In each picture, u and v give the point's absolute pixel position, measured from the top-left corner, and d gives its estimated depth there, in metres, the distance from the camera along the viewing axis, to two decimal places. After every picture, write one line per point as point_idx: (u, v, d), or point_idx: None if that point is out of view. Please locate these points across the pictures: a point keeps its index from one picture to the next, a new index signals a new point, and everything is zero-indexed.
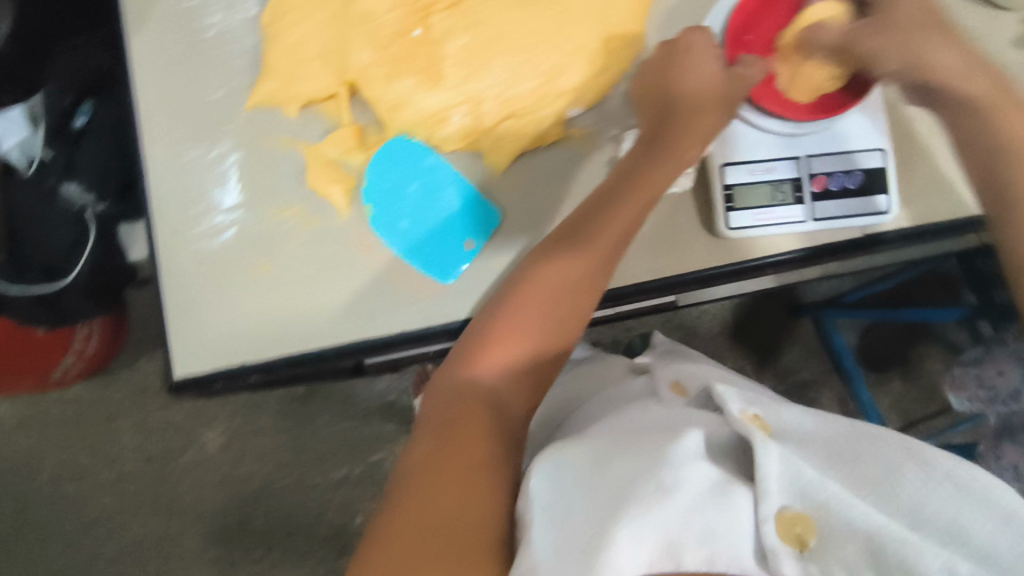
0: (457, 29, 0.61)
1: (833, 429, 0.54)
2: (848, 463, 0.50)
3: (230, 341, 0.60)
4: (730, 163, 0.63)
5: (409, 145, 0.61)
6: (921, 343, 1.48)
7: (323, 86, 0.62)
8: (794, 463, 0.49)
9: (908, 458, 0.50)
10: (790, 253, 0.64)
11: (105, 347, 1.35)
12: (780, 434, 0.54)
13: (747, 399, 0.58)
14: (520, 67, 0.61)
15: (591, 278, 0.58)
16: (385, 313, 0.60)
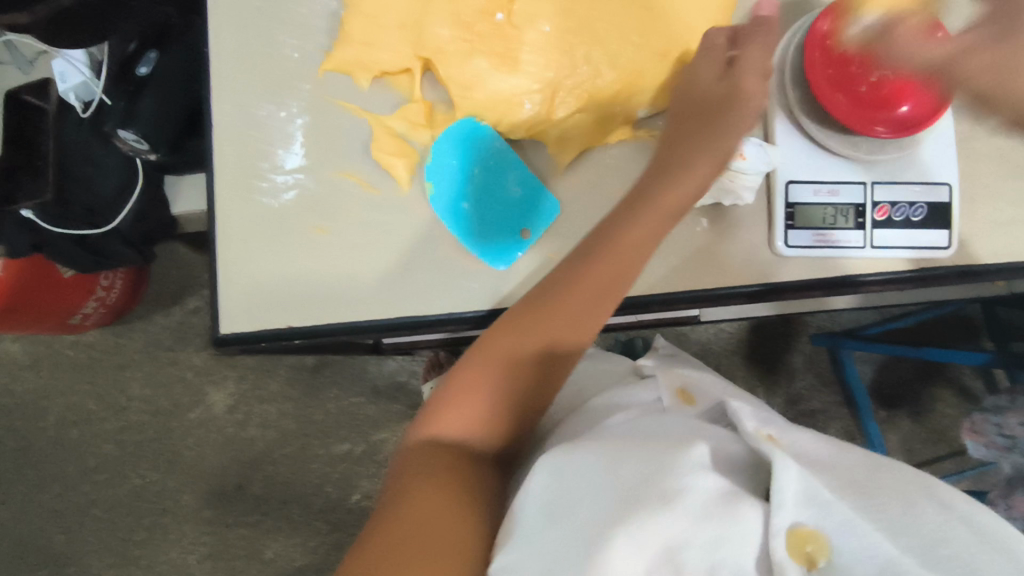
0: (540, 14, 0.61)
1: (851, 459, 0.54)
2: (862, 490, 0.50)
3: (280, 304, 0.61)
4: (796, 181, 0.64)
5: (477, 129, 0.62)
6: (936, 385, 1.47)
7: (399, 60, 0.63)
8: (811, 482, 0.48)
9: (927, 496, 0.50)
10: (821, 279, 0.63)
11: (124, 296, 1.39)
12: (791, 450, 0.55)
13: (756, 418, 0.58)
14: (603, 57, 0.61)
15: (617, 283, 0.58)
16: (437, 294, 0.60)
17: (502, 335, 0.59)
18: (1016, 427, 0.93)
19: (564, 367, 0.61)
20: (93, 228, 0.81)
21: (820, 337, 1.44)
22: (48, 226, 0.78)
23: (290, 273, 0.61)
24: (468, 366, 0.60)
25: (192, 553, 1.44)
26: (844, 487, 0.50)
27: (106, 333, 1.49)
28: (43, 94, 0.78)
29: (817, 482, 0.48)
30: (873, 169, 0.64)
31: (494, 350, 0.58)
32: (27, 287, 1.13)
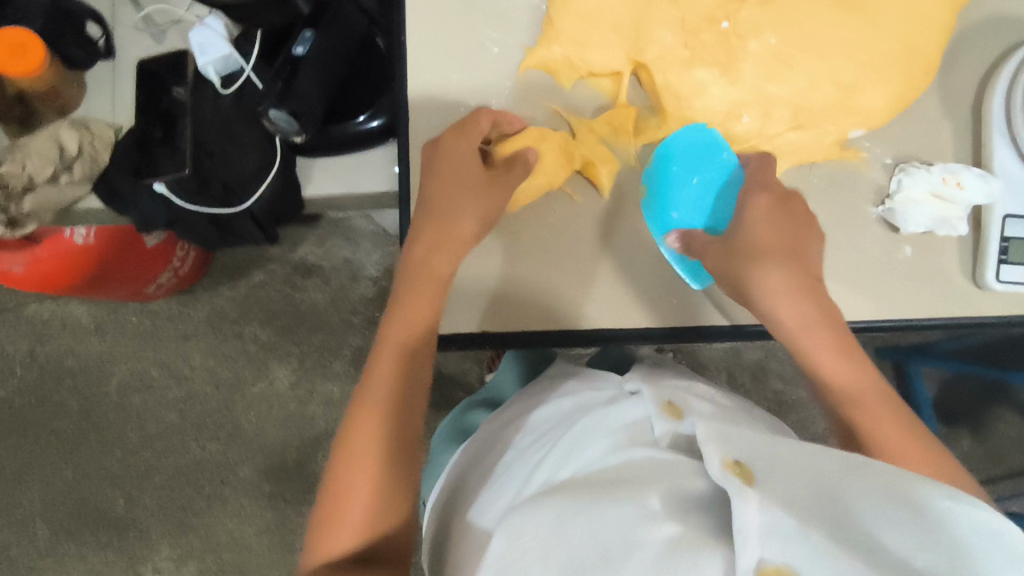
0: (764, 27, 0.67)
1: (826, 465, 0.49)
2: (825, 507, 0.46)
3: (478, 295, 0.68)
4: (1010, 215, 0.66)
5: (707, 135, 0.69)
6: (997, 405, 1.48)
7: (610, 63, 0.69)
8: (773, 511, 0.44)
9: (896, 504, 0.44)
10: (984, 317, 0.67)
11: (197, 266, 1.37)
12: (767, 477, 0.48)
13: (728, 440, 0.53)
14: (822, 72, 0.68)
15: (412, 306, 0.63)
16: (628, 305, 0.68)
17: (358, 417, 0.59)
18: None
19: (417, 415, 0.61)
20: (221, 207, 0.80)
21: (889, 350, 1.45)
22: (180, 203, 0.78)
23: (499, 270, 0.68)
24: (335, 458, 0.58)
25: (250, 526, 1.44)
26: (816, 508, 0.46)
27: (172, 302, 1.48)
28: (180, 77, 0.74)
29: (778, 509, 0.45)
30: None
31: (364, 428, 0.58)
32: (114, 252, 1.11)
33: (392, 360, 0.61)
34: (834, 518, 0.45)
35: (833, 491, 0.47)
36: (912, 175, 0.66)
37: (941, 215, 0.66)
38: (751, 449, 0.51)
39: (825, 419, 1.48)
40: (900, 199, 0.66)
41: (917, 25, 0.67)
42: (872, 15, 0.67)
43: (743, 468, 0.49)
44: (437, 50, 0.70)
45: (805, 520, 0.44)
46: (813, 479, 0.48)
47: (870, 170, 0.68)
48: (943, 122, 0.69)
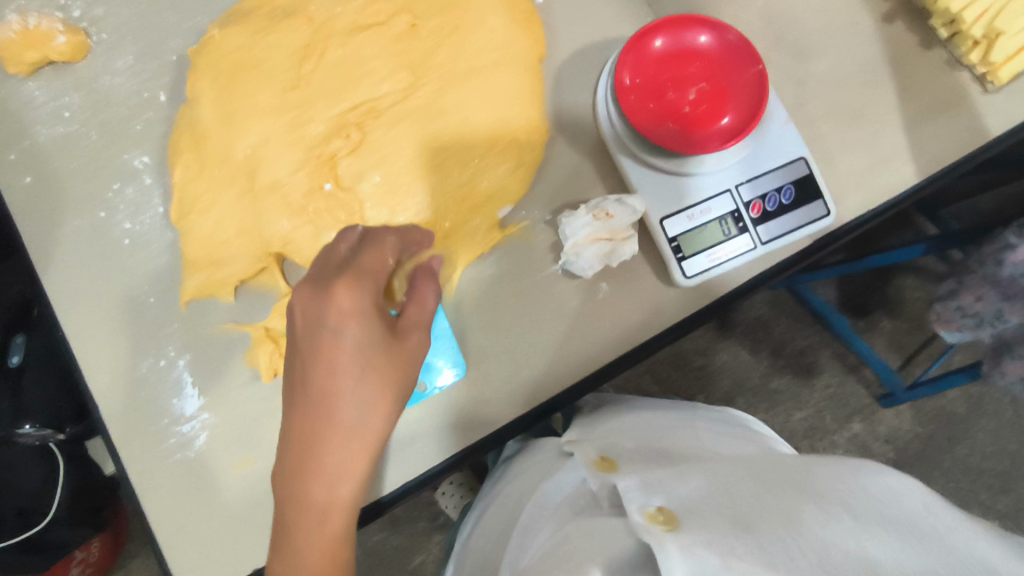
0: (367, 169, 0.54)
1: (736, 488, 0.50)
2: (762, 511, 0.45)
3: (220, 548, 0.51)
4: (668, 216, 0.53)
5: None
6: (898, 275, 1.38)
7: (251, 262, 0.54)
8: (697, 553, 0.40)
9: (809, 499, 0.45)
10: (735, 288, 0.55)
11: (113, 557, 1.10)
12: (687, 518, 0.46)
13: (648, 492, 0.51)
14: (443, 190, 0.55)
15: (323, 525, 0.44)
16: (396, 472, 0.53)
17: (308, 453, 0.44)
18: (974, 304, 0.89)
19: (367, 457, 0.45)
20: (26, 529, 0.72)
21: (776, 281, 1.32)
22: None
23: (200, 528, 0.51)
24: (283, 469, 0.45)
25: None
26: (739, 531, 0.43)
27: None
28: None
29: (702, 548, 0.40)
30: (729, 172, 0.54)
31: (309, 443, 0.44)
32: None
33: (330, 474, 0.44)
34: (760, 533, 0.42)
35: (763, 508, 0.45)
36: (570, 221, 0.53)
37: (609, 246, 0.53)
38: (670, 497, 0.49)
39: (759, 367, 1.35)
40: (566, 250, 0.53)
41: (506, 89, 0.55)
42: (470, 83, 0.55)
43: (665, 513, 0.47)
44: (71, 297, 0.55)
45: (724, 547, 0.40)
46: (751, 489, 0.49)
47: (614, 212, 0.53)
48: (575, 131, 0.57)
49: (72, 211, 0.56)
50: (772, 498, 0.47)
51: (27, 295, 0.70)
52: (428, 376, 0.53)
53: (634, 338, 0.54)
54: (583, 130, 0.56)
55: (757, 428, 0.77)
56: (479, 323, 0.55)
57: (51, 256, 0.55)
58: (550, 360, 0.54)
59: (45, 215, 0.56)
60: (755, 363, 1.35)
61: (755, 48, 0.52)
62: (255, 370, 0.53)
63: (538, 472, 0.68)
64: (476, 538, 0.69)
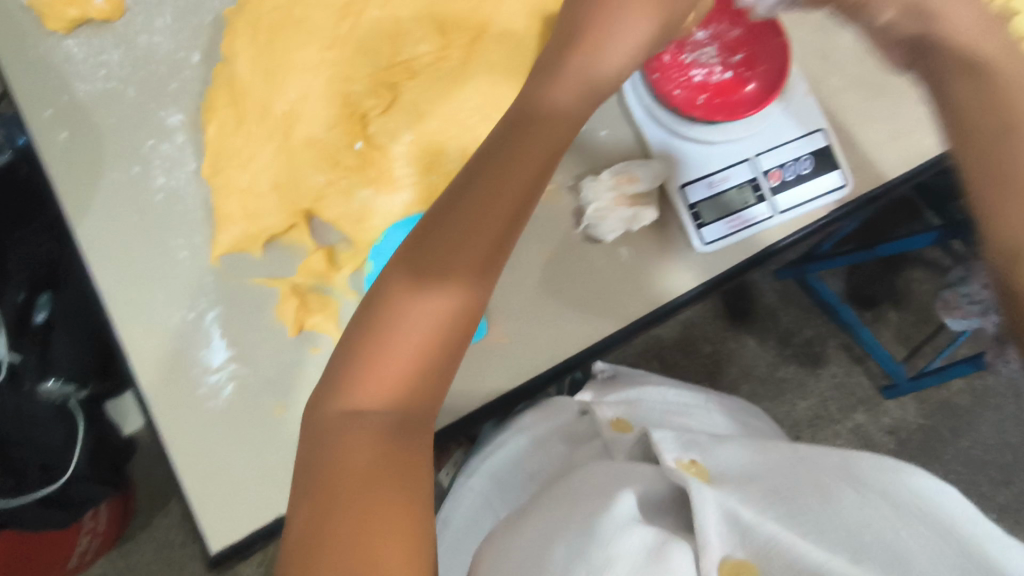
0: (399, 128, 0.55)
1: (769, 463, 0.52)
2: (791, 485, 0.48)
3: (246, 496, 0.53)
4: (688, 182, 0.55)
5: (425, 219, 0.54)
6: (906, 267, 1.39)
7: (283, 218, 0.55)
8: (732, 507, 0.44)
9: (845, 482, 0.48)
10: (754, 254, 0.56)
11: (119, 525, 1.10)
12: (718, 479, 0.50)
13: (687, 447, 0.53)
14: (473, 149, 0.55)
15: (484, 229, 0.42)
16: None
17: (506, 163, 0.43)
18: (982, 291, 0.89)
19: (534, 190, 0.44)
20: (48, 485, 0.73)
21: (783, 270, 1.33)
22: (7, 504, 0.70)
23: (227, 472, 0.53)
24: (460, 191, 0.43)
25: None
26: (772, 498, 0.46)
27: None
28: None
29: (739, 505, 0.44)
30: (749, 140, 0.55)
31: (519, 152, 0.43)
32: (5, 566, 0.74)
33: (515, 172, 0.42)
34: (795, 504, 0.46)
35: (793, 482, 0.48)
36: (591, 186, 0.55)
37: (631, 212, 0.54)
38: (704, 456, 0.52)
39: (765, 355, 1.36)
40: (588, 214, 0.54)
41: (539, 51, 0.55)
42: (503, 45, 0.55)
43: (698, 467, 0.50)
44: (105, 248, 0.56)
45: (760, 508, 0.44)
46: (784, 466, 0.51)
47: (635, 179, 0.54)
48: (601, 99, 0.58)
49: (107, 166, 0.57)
50: (805, 476, 0.49)
51: (54, 254, 0.72)
52: None
53: (654, 301, 0.55)
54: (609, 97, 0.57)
55: (757, 417, 0.77)
56: (502, 285, 0.56)
57: (84, 209, 0.56)
58: (571, 320, 0.55)
59: (80, 169, 0.57)
60: (762, 351, 1.36)
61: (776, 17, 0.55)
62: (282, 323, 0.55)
63: (558, 430, 0.69)
64: (479, 477, 0.68)
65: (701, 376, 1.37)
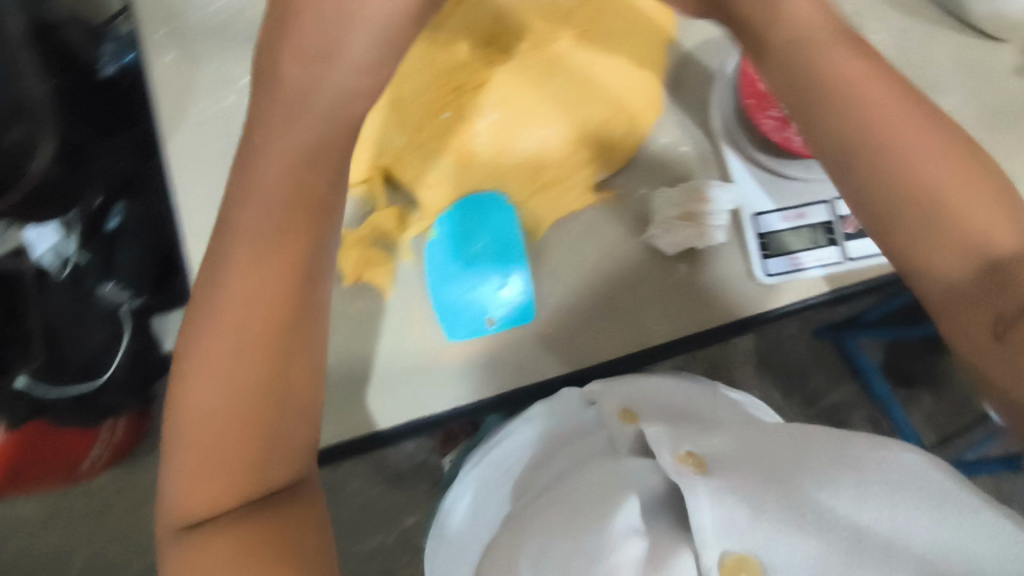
0: (486, 105, 0.56)
1: (775, 444, 0.44)
2: (785, 467, 0.40)
3: None
4: (761, 212, 0.55)
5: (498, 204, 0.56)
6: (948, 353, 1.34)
7: (356, 171, 0.56)
8: (725, 503, 0.37)
9: (841, 461, 0.38)
10: (814, 298, 0.54)
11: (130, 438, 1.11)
12: (717, 463, 0.42)
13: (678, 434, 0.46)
14: (554, 138, 0.57)
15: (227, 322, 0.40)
16: (445, 397, 0.54)
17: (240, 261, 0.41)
18: None
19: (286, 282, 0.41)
20: (84, 382, 0.77)
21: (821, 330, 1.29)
22: (48, 389, 0.76)
23: None
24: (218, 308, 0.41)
25: None
26: (765, 485, 0.38)
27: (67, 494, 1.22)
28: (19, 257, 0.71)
29: (728, 496, 0.38)
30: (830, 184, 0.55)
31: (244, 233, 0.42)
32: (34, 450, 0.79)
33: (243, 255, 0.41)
34: (789, 492, 0.38)
35: (793, 462, 0.40)
36: (663, 198, 0.55)
37: (696, 230, 0.54)
38: (700, 437, 0.45)
39: (788, 414, 1.32)
40: (654, 225, 0.54)
41: (630, 60, 0.57)
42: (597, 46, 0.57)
43: (696, 457, 0.42)
44: (186, 168, 0.58)
45: (753, 500, 0.37)
46: (794, 444, 0.43)
47: (706, 200, 0.54)
48: (686, 116, 0.58)
49: (205, 91, 0.60)
50: (801, 460, 0.40)
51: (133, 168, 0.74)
52: (494, 313, 0.54)
53: (703, 321, 0.55)
54: (695, 115, 0.58)
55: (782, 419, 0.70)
56: (556, 276, 0.56)
57: (176, 127, 0.59)
58: (615, 323, 0.55)
59: (179, 89, 0.59)
60: (784, 408, 1.33)
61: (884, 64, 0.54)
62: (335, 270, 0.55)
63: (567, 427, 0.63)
64: (483, 467, 0.65)
65: None
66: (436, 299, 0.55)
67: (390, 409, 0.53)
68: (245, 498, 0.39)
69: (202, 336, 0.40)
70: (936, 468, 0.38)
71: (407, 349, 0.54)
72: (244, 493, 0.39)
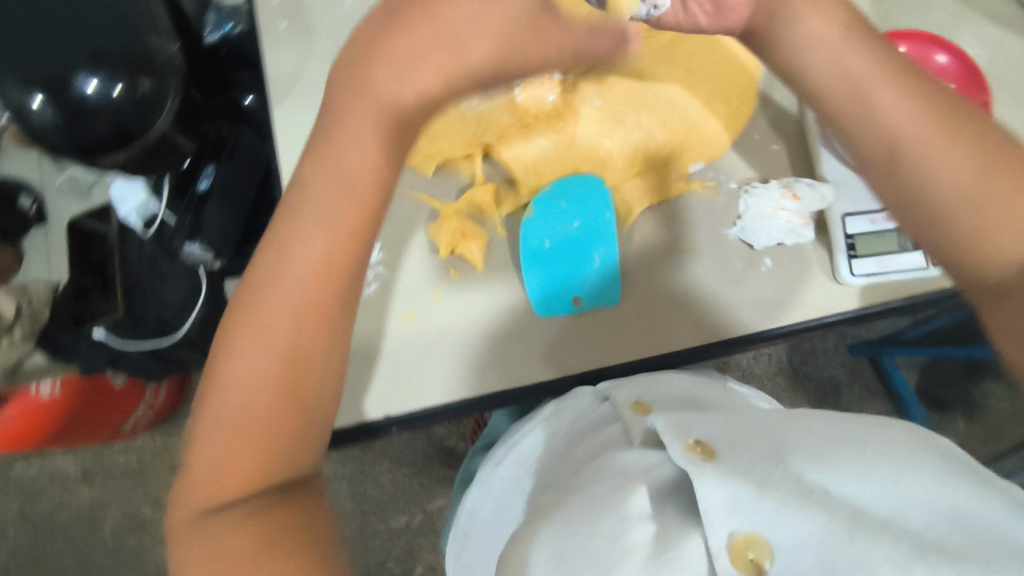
0: (590, 92, 0.59)
1: (772, 425, 0.42)
2: (789, 446, 0.39)
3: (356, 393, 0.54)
4: (852, 213, 0.56)
5: (592, 187, 0.57)
6: (983, 380, 1.34)
7: (460, 146, 0.59)
8: (734, 482, 0.36)
9: (845, 445, 0.37)
10: (893, 302, 0.56)
11: (172, 400, 1.12)
12: (729, 450, 0.40)
13: (688, 424, 0.43)
14: (654, 125, 0.58)
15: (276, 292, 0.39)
16: (530, 370, 0.56)
17: (298, 238, 0.39)
18: None
19: (331, 258, 0.39)
20: (157, 338, 0.81)
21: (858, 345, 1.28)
22: (123, 342, 0.79)
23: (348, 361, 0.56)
24: (257, 272, 0.39)
25: None
26: (768, 463, 0.37)
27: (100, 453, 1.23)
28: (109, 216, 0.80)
29: (739, 478, 0.36)
30: None
31: (298, 214, 0.39)
32: None
33: (297, 238, 0.39)
34: (793, 470, 0.36)
35: (794, 444, 0.39)
36: (753, 194, 0.57)
37: (789, 224, 0.56)
38: (709, 423, 0.43)
39: None
40: (742, 219, 0.57)
41: (727, 56, 0.59)
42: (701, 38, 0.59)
43: (705, 447, 0.40)
44: (291, 132, 0.61)
45: (760, 480, 0.36)
46: (793, 427, 0.41)
47: (801, 196, 0.56)
48: (778, 119, 0.60)
49: (315, 63, 0.62)
50: (800, 442, 0.39)
51: (223, 133, 0.76)
52: (583, 293, 0.56)
53: (783, 314, 0.56)
54: (788, 119, 0.60)
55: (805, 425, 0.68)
56: (643, 261, 0.58)
57: (284, 94, 0.61)
58: (695, 310, 0.56)
59: (291, 60, 0.62)
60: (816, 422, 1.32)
61: (981, 75, 0.56)
62: (434, 237, 0.58)
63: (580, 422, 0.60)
64: (508, 466, 0.61)
65: None
66: (529, 277, 0.56)
67: (476, 377, 0.55)
68: (262, 498, 0.37)
69: (242, 314, 0.39)
70: (927, 447, 0.37)
71: (495, 323, 0.56)
72: (260, 472, 0.38)
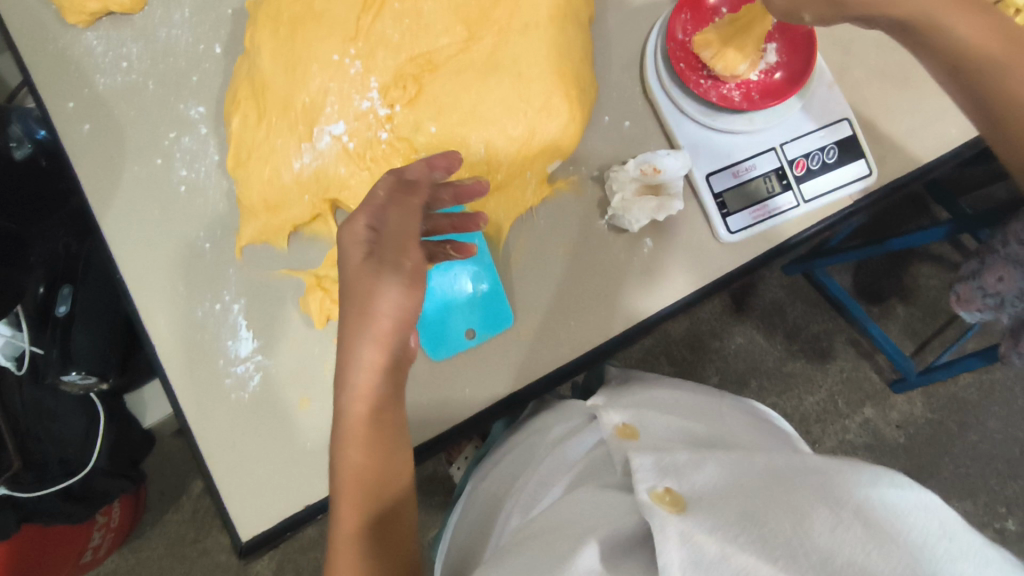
0: (424, 119, 0.56)
1: (749, 475, 0.41)
2: (762, 501, 0.37)
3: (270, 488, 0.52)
4: (713, 172, 0.56)
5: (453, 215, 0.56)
6: (912, 263, 1.36)
7: (307, 209, 0.56)
8: (695, 539, 0.35)
9: (821, 499, 0.36)
10: (783, 241, 0.56)
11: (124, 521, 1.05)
12: (697, 502, 0.39)
13: (671, 470, 0.43)
14: (499, 137, 0.56)
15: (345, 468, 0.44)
16: (437, 418, 0.53)
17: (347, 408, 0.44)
18: (996, 284, 0.85)
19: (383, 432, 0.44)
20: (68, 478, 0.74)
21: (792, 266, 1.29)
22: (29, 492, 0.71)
23: (252, 460, 0.53)
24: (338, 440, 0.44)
25: None
26: (746, 523, 0.36)
27: None
28: None
29: (703, 535, 0.35)
30: (774, 131, 0.56)
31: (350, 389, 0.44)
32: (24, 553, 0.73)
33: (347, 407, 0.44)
34: (764, 533, 0.35)
35: (768, 497, 0.37)
36: (617, 174, 0.55)
37: (656, 202, 0.54)
38: (682, 467, 0.42)
39: (776, 350, 1.31)
40: (613, 204, 0.54)
41: (560, 42, 0.56)
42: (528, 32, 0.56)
43: (674, 495, 0.40)
44: (126, 239, 0.56)
45: (724, 535, 0.35)
46: (769, 477, 0.40)
47: (664, 166, 0.54)
48: (620, 93, 0.58)
49: (129, 158, 0.57)
50: (776, 493, 0.38)
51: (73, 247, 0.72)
52: (474, 324, 0.54)
53: (673, 287, 0.55)
54: (630, 91, 0.58)
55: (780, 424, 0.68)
56: (524, 272, 0.56)
57: (105, 201, 0.56)
58: (591, 309, 0.55)
59: (102, 162, 0.57)
60: (769, 347, 1.31)
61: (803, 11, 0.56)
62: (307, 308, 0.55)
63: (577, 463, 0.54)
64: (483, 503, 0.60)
65: (709, 371, 1.31)
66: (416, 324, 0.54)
67: None
68: None
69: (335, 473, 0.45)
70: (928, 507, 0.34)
71: None
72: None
